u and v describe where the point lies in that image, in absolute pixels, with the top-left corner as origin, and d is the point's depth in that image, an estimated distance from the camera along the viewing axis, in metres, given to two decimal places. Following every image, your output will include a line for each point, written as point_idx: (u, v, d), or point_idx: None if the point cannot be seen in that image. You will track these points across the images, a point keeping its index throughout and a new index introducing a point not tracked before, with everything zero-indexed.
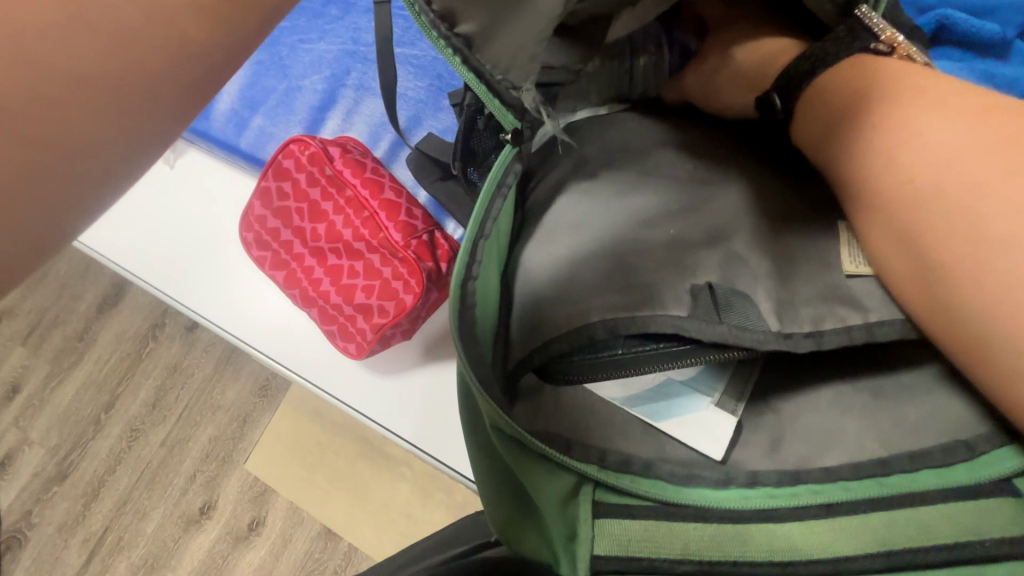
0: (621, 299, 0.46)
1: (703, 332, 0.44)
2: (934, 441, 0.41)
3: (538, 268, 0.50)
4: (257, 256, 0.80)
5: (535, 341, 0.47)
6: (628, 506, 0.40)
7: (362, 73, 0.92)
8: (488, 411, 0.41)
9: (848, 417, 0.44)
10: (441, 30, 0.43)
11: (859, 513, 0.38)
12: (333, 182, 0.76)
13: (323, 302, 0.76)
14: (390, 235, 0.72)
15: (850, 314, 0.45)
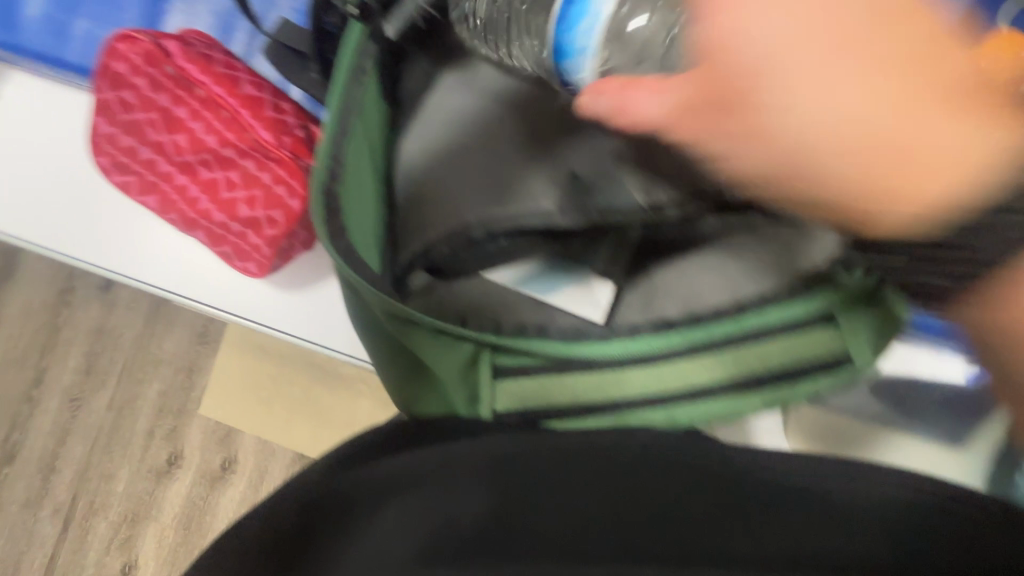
0: (493, 197, 0.48)
1: (570, 224, 0.46)
2: (779, 276, 0.43)
3: (415, 163, 0.50)
4: (121, 182, 0.72)
5: (417, 239, 0.47)
6: (523, 368, 0.44)
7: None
8: (374, 298, 0.40)
9: (710, 265, 0.45)
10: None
11: (718, 349, 0.40)
12: (179, 83, 0.66)
13: (206, 221, 0.71)
14: (259, 135, 0.66)
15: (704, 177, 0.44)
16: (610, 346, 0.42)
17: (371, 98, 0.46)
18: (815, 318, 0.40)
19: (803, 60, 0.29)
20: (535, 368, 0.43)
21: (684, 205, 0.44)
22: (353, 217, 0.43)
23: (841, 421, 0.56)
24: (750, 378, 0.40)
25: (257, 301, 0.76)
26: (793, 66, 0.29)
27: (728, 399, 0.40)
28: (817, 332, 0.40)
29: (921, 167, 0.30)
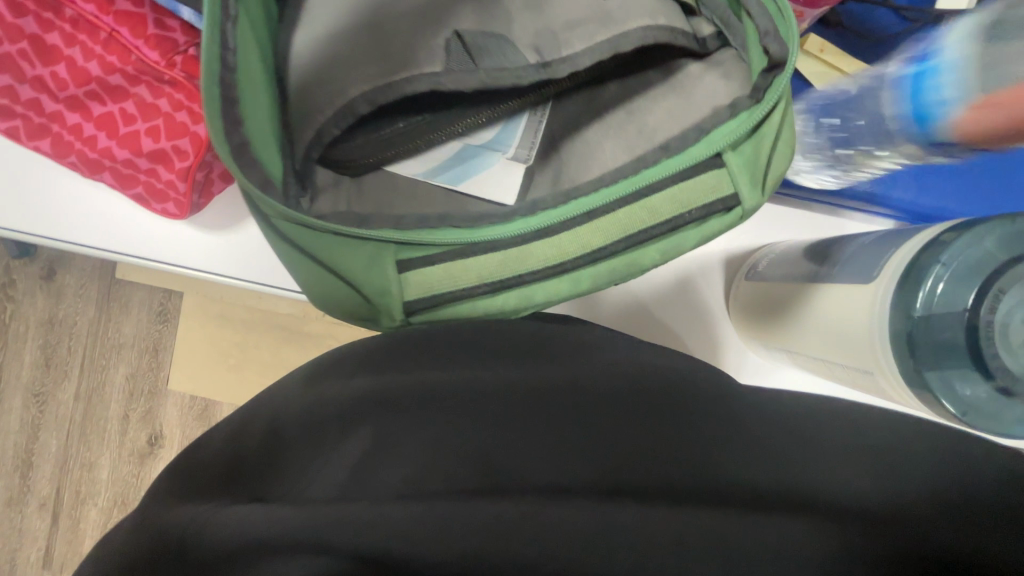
0: (379, 66, 0.43)
1: (461, 80, 0.41)
2: (679, 128, 0.43)
3: (303, 50, 0.45)
4: (6, 130, 0.66)
5: (306, 129, 0.43)
6: (425, 259, 0.42)
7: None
8: (278, 214, 0.37)
9: (610, 130, 0.46)
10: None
11: (612, 209, 0.41)
12: (43, 2, 0.60)
13: (109, 161, 0.66)
14: (146, 56, 0.61)
15: (598, 27, 0.42)
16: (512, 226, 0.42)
17: None
18: (704, 165, 0.40)
19: None
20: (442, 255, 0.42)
21: (580, 58, 0.41)
22: (250, 111, 0.40)
23: (771, 295, 0.59)
24: (646, 232, 0.41)
25: (182, 244, 0.73)
26: None
27: (624, 255, 0.42)
28: (709, 178, 0.40)
29: None
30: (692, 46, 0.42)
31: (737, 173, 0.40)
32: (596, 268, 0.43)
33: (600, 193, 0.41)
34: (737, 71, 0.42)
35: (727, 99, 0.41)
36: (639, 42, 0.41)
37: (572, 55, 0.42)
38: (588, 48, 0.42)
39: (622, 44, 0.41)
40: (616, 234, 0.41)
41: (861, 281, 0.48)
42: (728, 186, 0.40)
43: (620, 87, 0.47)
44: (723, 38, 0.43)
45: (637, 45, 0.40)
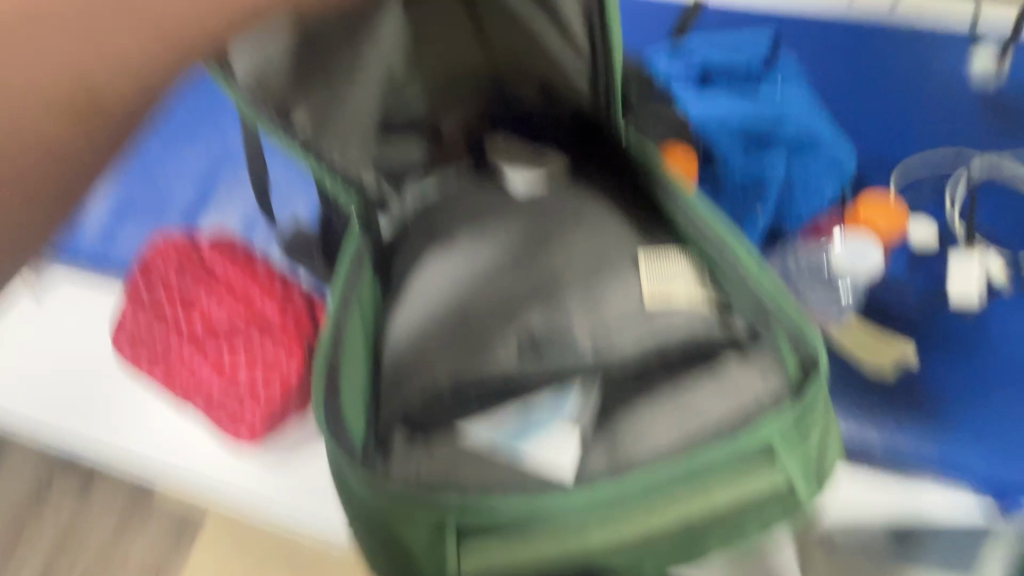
0: (464, 354, 0.53)
1: (527, 378, 0.52)
2: (724, 414, 0.47)
3: (398, 329, 0.55)
4: (126, 359, 0.76)
5: (395, 399, 0.52)
6: (485, 534, 0.44)
7: (227, 166, 0.91)
8: (357, 479, 0.43)
9: (665, 409, 0.48)
10: (282, 123, 0.56)
11: (666, 492, 0.45)
12: (203, 270, 0.78)
13: (202, 390, 0.72)
14: (266, 307, 0.75)
15: (643, 330, 0.53)
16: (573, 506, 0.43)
17: (366, 285, 0.55)
18: (748, 456, 0.45)
19: None
20: (490, 526, 0.44)
21: (625, 355, 0.52)
22: (349, 385, 0.49)
23: None
24: (698, 515, 0.45)
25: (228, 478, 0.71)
26: None
27: (677, 530, 0.45)
28: (753, 466, 0.45)
29: None
30: (728, 350, 0.50)
31: (785, 457, 0.46)
32: (653, 540, 0.45)
33: (654, 470, 0.44)
34: (774, 374, 0.48)
35: (765, 394, 0.47)
36: (674, 341, 0.52)
37: (619, 352, 0.52)
38: (631, 346, 0.53)
39: (660, 343, 0.52)
40: (671, 514, 0.45)
41: None
42: (779, 475, 0.45)
43: (666, 368, 0.51)
44: (756, 339, 0.50)
45: (678, 352, 0.51)
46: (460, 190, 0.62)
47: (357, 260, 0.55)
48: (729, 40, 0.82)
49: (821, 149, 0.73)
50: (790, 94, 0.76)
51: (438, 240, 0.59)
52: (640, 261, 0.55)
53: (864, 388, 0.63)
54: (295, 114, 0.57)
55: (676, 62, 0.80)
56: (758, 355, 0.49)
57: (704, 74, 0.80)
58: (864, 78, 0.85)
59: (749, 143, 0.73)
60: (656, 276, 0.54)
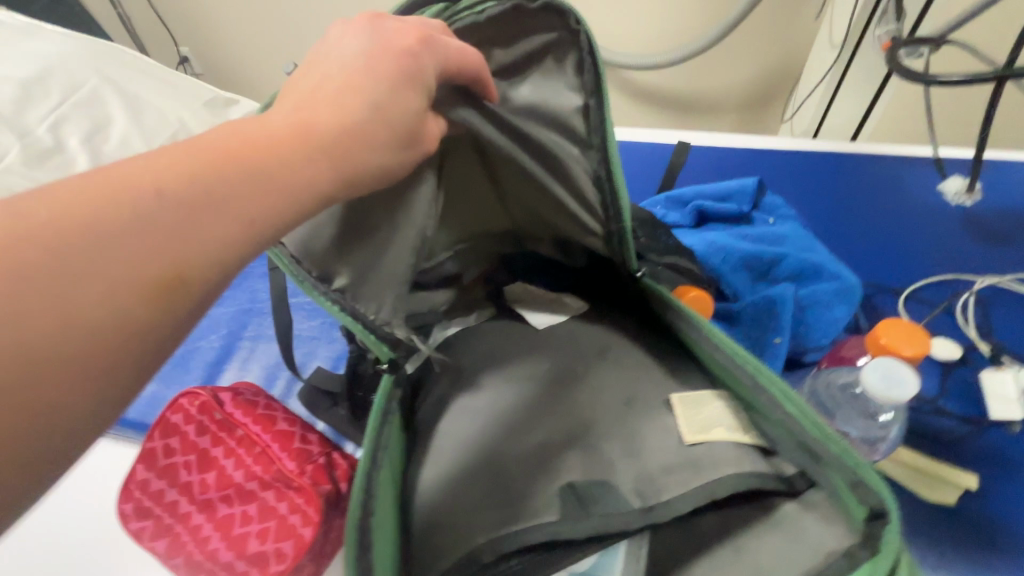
0: (502, 514, 0.48)
1: (574, 536, 0.44)
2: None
3: (428, 489, 0.52)
4: (134, 529, 0.72)
5: (431, 572, 0.47)
6: None
7: (259, 324, 0.97)
8: None
9: (723, 568, 0.44)
10: (321, 287, 0.54)
11: None
12: (224, 425, 0.76)
13: (211, 563, 0.68)
14: (284, 466, 0.71)
15: (690, 473, 0.48)
16: None
17: (393, 439, 0.54)
18: None
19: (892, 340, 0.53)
20: None
21: (679, 502, 0.46)
22: (379, 559, 0.44)
23: None
24: None
25: None
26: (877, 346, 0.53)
27: None
28: None
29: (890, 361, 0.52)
30: (779, 488, 0.45)
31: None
32: None
33: None
34: (842, 522, 0.42)
35: (835, 548, 0.41)
36: (732, 488, 0.45)
37: (671, 500, 0.46)
38: (684, 494, 0.47)
39: (716, 490, 0.45)
40: None
41: None
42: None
43: (719, 518, 0.46)
44: (808, 479, 0.45)
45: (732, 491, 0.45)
46: (484, 344, 0.65)
47: (385, 411, 0.54)
48: (715, 185, 0.92)
49: (829, 273, 0.76)
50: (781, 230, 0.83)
51: (463, 386, 0.61)
52: (674, 402, 0.53)
53: (927, 526, 0.63)
54: (336, 279, 0.55)
55: (673, 213, 0.92)
56: (814, 497, 0.44)
57: (697, 219, 0.90)
58: (842, 212, 0.94)
59: (756, 272, 0.77)
60: (691, 409, 0.52)
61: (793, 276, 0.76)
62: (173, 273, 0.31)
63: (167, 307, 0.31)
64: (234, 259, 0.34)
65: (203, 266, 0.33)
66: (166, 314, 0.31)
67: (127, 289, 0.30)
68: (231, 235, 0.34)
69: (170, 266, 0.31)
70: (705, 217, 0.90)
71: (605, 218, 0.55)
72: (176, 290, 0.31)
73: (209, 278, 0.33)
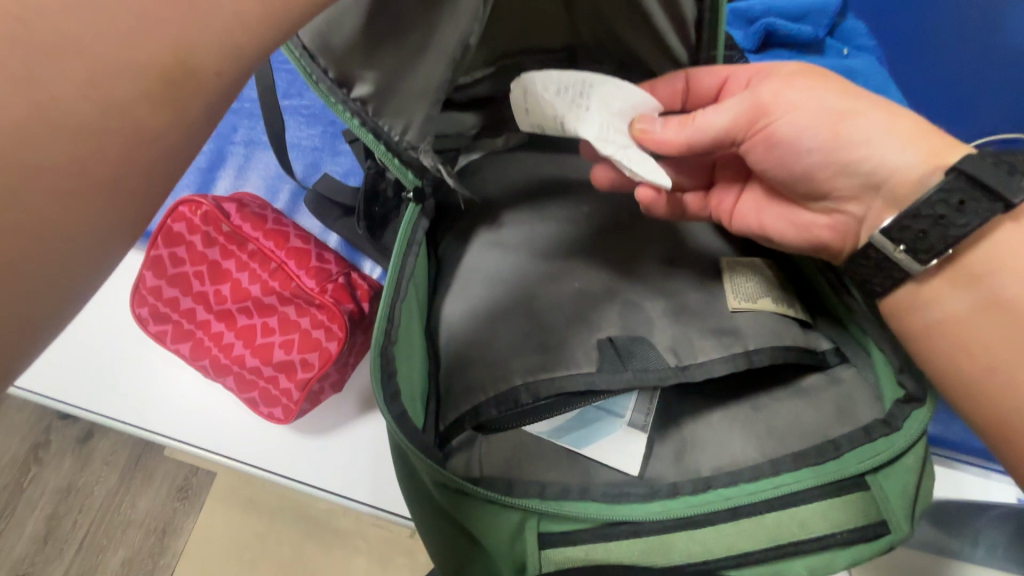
0: (538, 358, 0.53)
1: (612, 384, 0.50)
2: (802, 437, 0.49)
3: (456, 320, 0.56)
4: (156, 332, 0.73)
5: (464, 403, 0.51)
6: (565, 535, 0.44)
7: (251, 129, 0.88)
8: (429, 470, 0.44)
9: (735, 421, 0.52)
10: (340, 95, 0.48)
11: (759, 512, 0.44)
12: (233, 238, 0.73)
13: (237, 366, 0.71)
14: (304, 283, 0.70)
15: (727, 338, 0.52)
16: (651, 510, 0.45)
17: (418, 269, 0.54)
18: (847, 481, 0.44)
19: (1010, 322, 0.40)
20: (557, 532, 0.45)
21: (713, 366, 0.51)
22: (402, 382, 0.47)
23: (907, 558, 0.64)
24: (794, 545, 0.43)
25: (285, 460, 0.71)
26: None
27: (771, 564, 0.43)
28: (854, 499, 0.44)
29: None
30: (814, 360, 0.51)
31: (882, 497, 0.44)
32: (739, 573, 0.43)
33: (744, 489, 0.45)
34: (858, 394, 0.50)
35: (847, 420, 0.48)
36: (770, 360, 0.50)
37: (704, 363, 0.52)
38: (716, 358, 0.52)
39: (755, 359, 0.51)
40: (765, 540, 0.43)
41: None
42: (876, 512, 0.44)
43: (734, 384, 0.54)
44: (842, 355, 0.52)
45: (770, 362, 0.50)
46: (522, 176, 0.64)
47: (410, 242, 0.53)
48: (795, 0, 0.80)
49: None
50: (856, 64, 0.78)
51: (491, 221, 0.62)
52: (723, 266, 0.56)
53: None
54: (356, 87, 0.48)
55: (737, 30, 0.82)
56: (842, 370, 0.52)
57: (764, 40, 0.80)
58: None
59: None
60: (739, 277, 0.55)
61: None
62: (176, 61, 0.26)
63: (173, 100, 0.26)
64: (249, 47, 0.28)
65: (210, 54, 0.27)
66: (175, 115, 0.27)
67: (124, 79, 0.25)
68: (243, 15, 0.27)
69: (171, 52, 0.26)
70: (771, 41, 0.80)
71: (696, 47, 0.52)
72: (184, 78, 0.26)
73: (218, 71, 0.27)
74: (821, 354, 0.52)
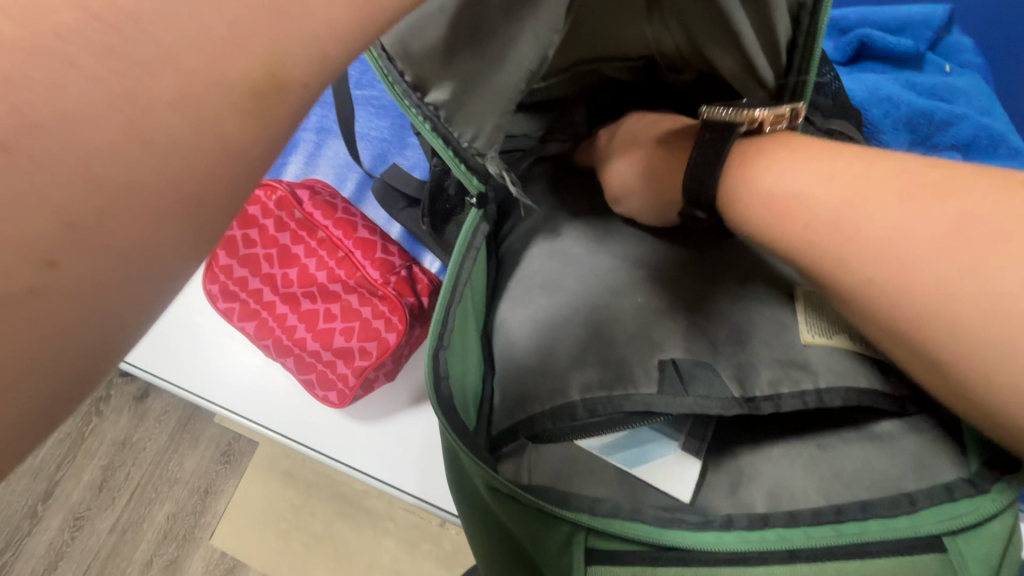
0: (597, 372, 0.52)
1: (670, 407, 0.49)
2: (879, 486, 0.45)
3: (515, 326, 0.56)
4: (224, 309, 0.76)
5: (518, 412, 0.51)
6: (614, 557, 0.44)
7: (322, 115, 0.90)
8: (483, 472, 0.44)
9: (799, 460, 0.49)
10: (415, 99, 0.50)
11: (822, 561, 0.42)
12: (304, 225, 0.76)
13: (298, 349, 0.73)
14: (367, 273, 0.72)
15: (799, 372, 0.50)
16: (706, 539, 0.44)
17: (475, 273, 0.55)
18: (923, 540, 0.41)
19: (878, 248, 0.37)
20: (604, 553, 0.44)
21: (783, 401, 0.49)
22: (454, 385, 0.49)
23: None
24: None
25: (334, 444, 0.74)
26: (881, 253, 0.37)
27: None
28: (928, 561, 0.41)
29: (892, 252, 0.36)
30: (889, 406, 0.48)
31: (959, 560, 0.41)
32: None
33: (805, 531, 0.43)
34: (936, 447, 0.46)
35: (926, 473, 0.45)
36: (839, 400, 0.48)
37: (771, 394, 0.50)
38: (773, 383, 0.50)
39: (824, 398, 0.48)
40: None
41: None
42: (951, 575, 0.41)
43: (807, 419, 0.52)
44: (920, 404, 0.48)
45: (842, 404, 0.47)
46: (586, 183, 0.65)
47: (469, 244, 0.55)
48: (895, 12, 0.76)
49: (1001, 147, 0.70)
50: (959, 83, 0.73)
51: (555, 229, 0.62)
52: (800, 295, 0.54)
53: None
54: (431, 93, 0.49)
55: (827, 41, 0.78)
56: (918, 421, 0.48)
57: (855, 54, 0.76)
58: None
59: (917, 131, 0.70)
60: (815, 308, 0.53)
61: (957, 144, 0.70)
62: (267, 72, 0.24)
63: (261, 116, 0.24)
64: (341, 57, 0.26)
65: (303, 64, 0.24)
66: (262, 131, 0.25)
67: (212, 92, 0.23)
68: (337, 19, 0.25)
69: (263, 64, 0.24)
70: (863, 53, 0.76)
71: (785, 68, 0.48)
72: (274, 89, 0.24)
73: (307, 81, 0.25)
74: (898, 401, 0.48)
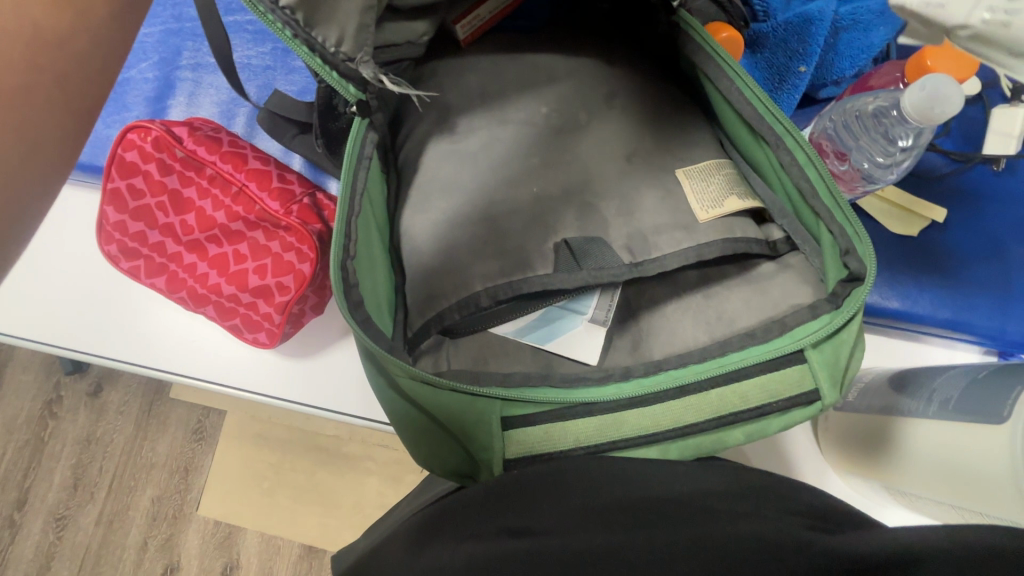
0: (497, 263, 0.54)
1: (564, 283, 0.53)
2: (752, 319, 0.51)
3: (419, 231, 0.57)
4: (129, 269, 0.74)
5: (429, 310, 0.53)
6: (526, 418, 0.48)
7: (196, 50, 0.83)
8: (394, 367, 0.46)
9: (689, 310, 0.54)
10: (267, 4, 0.45)
11: (705, 389, 0.47)
12: (189, 164, 0.71)
13: (215, 296, 0.72)
14: (267, 206, 0.70)
15: (683, 233, 0.54)
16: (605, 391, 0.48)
17: (372, 184, 0.54)
18: (789, 356, 0.47)
19: None
20: (517, 418, 0.48)
21: (667, 259, 0.53)
22: (365, 289, 0.49)
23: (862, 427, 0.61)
24: (733, 414, 0.47)
25: (274, 383, 0.75)
26: None
27: (713, 431, 0.47)
28: (793, 372, 0.47)
29: None
30: (763, 250, 0.53)
31: (818, 370, 0.47)
32: (687, 441, 0.47)
33: (690, 369, 0.48)
34: (795, 277, 0.52)
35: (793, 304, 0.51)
36: (719, 252, 0.53)
37: (659, 256, 0.54)
38: (667, 253, 0.54)
39: (704, 251, 0.53)
40: (706, 413, 0.47)
41: (988, 421, 0.47)
42: (810, 382, 0.47)
43: (700, 274, 0.56)
44: (791, 242, 0.54)
45: (719, 253, 0.52)
46: (477, 81, 0.63)
47: (359, 155, 0.52)
48: None
49: None
50: None
51: (449, 130, 0.61)
52: (681, 177, 0.56)
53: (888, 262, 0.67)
54: None
55: None
56: (789, 258, 0.53)
57: None
58: None
59: None
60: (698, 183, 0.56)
61: None
62: None
63: None
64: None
65: None
66: None
67: None
68: None
69: None
70: None
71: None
72: None
73: None
74: (770, 243, 0.54)
